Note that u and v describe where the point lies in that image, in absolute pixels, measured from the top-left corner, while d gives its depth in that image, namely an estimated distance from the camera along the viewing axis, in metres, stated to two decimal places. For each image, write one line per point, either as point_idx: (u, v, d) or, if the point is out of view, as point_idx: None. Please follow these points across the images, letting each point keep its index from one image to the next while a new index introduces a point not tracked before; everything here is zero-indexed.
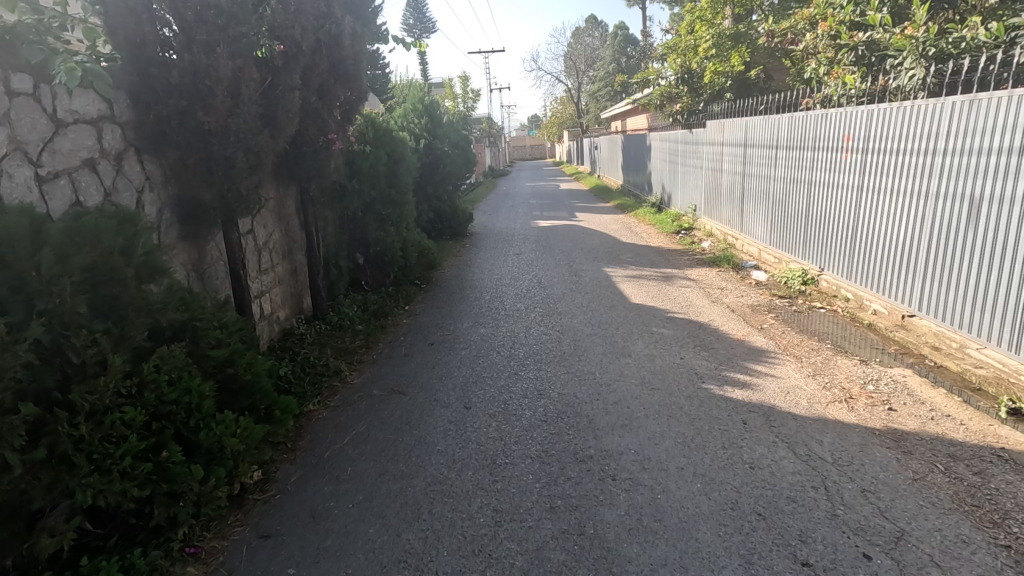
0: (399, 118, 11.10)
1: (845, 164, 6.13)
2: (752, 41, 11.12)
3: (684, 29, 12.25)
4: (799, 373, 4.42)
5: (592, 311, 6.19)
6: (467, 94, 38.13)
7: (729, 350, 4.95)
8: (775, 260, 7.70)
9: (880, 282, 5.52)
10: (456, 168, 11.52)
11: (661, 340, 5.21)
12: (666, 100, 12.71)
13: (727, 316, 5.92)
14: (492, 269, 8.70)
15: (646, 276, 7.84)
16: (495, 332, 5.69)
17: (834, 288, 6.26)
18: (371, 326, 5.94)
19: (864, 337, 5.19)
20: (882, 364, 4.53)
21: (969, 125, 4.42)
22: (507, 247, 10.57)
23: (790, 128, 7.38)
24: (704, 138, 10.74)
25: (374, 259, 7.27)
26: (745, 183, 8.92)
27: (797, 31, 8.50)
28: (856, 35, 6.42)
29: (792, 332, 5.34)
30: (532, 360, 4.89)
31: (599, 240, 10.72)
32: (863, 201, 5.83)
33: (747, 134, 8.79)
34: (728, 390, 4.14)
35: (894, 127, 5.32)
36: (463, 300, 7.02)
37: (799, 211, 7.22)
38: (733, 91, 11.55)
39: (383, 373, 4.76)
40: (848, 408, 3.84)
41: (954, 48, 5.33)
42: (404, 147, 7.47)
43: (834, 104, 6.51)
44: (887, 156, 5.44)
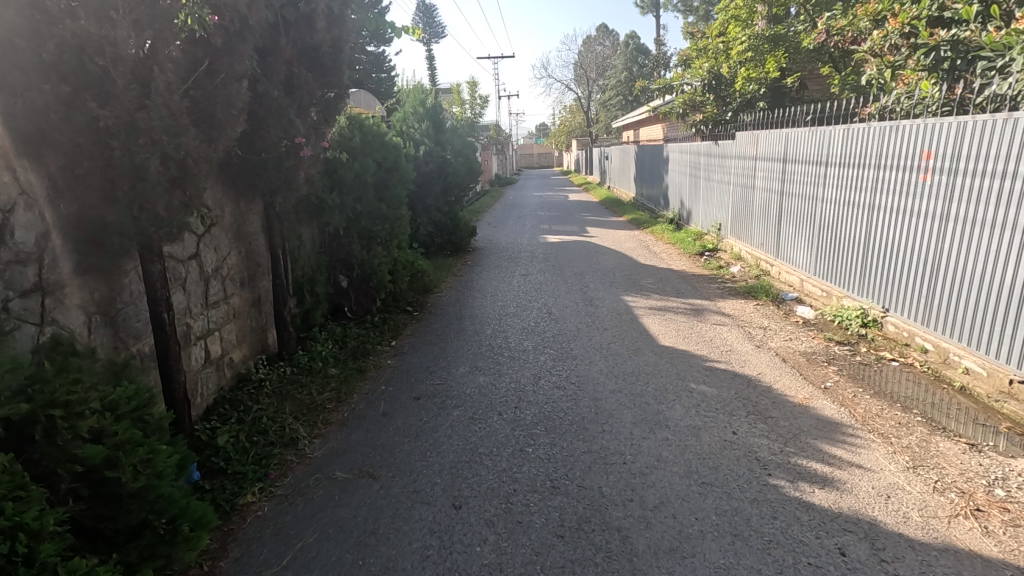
0: (398, 122, 10.21)
1: (923, 187, 5.04)
2: (791, 46, 10.18)
3: (714, 29, 11.46)
4: (894, 464, 3.36)
5: (614, 356, 5.15)
6: (473, 99, 37.13)
7: (794, 420, 3.90)
8: (823, 294, 6.63)
9: (972, 334, 4.47)
10: (460, 178, 10.55)
11: (704, 404, 4.16)
12: (688, 108, 11.75)
13: (779, 368, 4.88)
14: (495, 294, 7.68)
15: (672, 308, 6.80)
16: (496, 382, 4.66)
17: (905, 335, 5.21)
18: (347, 370, 4.92)
19: (960, 406, 4.13)
20: (1000, 453, 3.47)
21: None
22: (512, 267, 9.54)
23: (844, 140, 6.33)
24: (732, 151, 9.72)
25: (359, 283, 6.25)
26: (783, 203, 7.89)
27: (859, 28, 7.50)
28: (937, 32, 5.46)
29: (866, 396, 4.29)
30: (543, 429, 3.85)
31: (615, 261, 9.67)
32: (944, 233, 4.79)
33: (787, 148, 7.76)
34: (805, 491, 3.08)
35: (997, 145, 4.24)
36: (459, 335, 5.99)
37: (854, 239, 6.14)
38: (766, 100, 10.62)
39: (352, 444, 3.73)
40: (980, 529, 2.78)
41: None
42: (397, 155, 6.50)
43: (904, 114, 5.48)
44: (981, 179, 4.40)
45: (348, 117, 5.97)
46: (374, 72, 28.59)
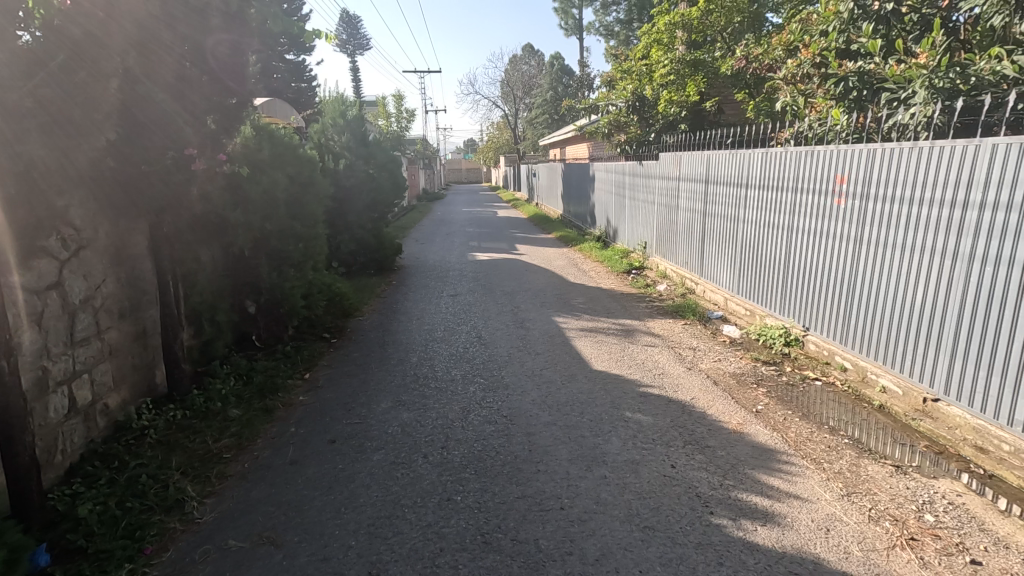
0: (316, 134, 9.65)
1: (839, 211, 5.21)
2: (710, 72, 10.64)
3: (637, 52, 11.89)
4: (830, 492, 3.31)
5: (547, 385, 4.91)
6: (400, 112, 36.43)
7: (731, 450, 3.80)
8: (746, 313, 6.77)
9: (886, 354, 4.63)
10: (384, 194, 10.09)
11: (641, 435, 3.99)
12: (614, 128, 12.04)
13: (711, 391, 4.83)
14: (422, 317, 7.28)
15: (604, 329, 6.70)
16: (422, 419, 4.28)
17: (825, 353, 5.34)
18: (251, 412, 4.35)
19: (880, 425, 4.22)
20: (922, 474, 3.53)
21: (1005, 174, 3.58)
22: (440, 287, 9.15)
23: (763, 164, 6.52)
24: (656, 171, 9.91)
25: (269, 310, 5.67)
26: (707, 223, 8.06)
27: (774, 57, 7.94)
28: (846, 64, 5.79)
29: (794, 419, 4.29)
30: (474, 471, 3.52)
31: (546, 280, 9.54)
32: (859, 256, 4.96)
33: (708, 170, 7.95)
34: (749, 530, 2.94)
35: (904, 172, 4.42)
36: (382, 364, 5.54)
37: (775, 260, 6.30)
38: (688, 123, 10.95)
39: (252, 504, 3.22)
40: (918, 561, 2.74)
41: (965, 83, 4.59)
42: (312, 169, 5.98)
43: (818, 141, 5.71)
44: (891, 205, 4.58)
45: (255, 127, 5.42)
46: (293, 81, 27.39)
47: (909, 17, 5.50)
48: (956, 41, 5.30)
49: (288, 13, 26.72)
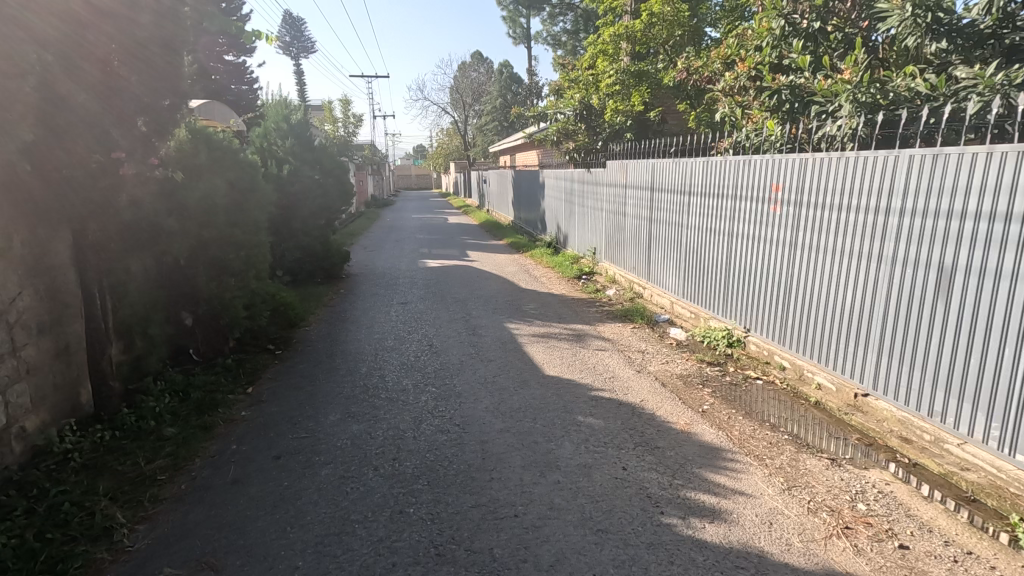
0: (258, 138, 9.31)
1: (776, 217, 5.47)
2: (654, 83, 10.92)
3: (584, 61, 12.33)
4: (772, 487, 3.45)
5: (500, 392, 4.90)
6: (347, 117, 35.71)
7: (679, 450, 3.90)
8: (692, 316, 7.00)
9: (821, 352, 4.88)
10: (331, 200, 9.85)
11: (593, 438, 4.04)
12: (562, 136, 12.19)
13: (660, 393, 4.95)
14: (371, 326, 7.12)
15: (555, 334, 6.77)
16: (373, 430, 4.17)
17: (765, 353, 5.58)
18: (188, 430, 4.13)
19: (816, 421, 4.44)
20: (855, 465, 3.74)
21: (922, 183, 3.86)
22: (391, 295, 8.99)
23: (705, 172, 6.78)
24: (603, 179, 10.12)
25: (208, 321, 5.42)
26: (653, 229, 8.28)
27: (712, 69, 8.31)
28: (778, 78, 6.09)
29: (738, 418, 4.46)
30: (427, 482, 3.46)
31: (498, 287, 9.55)
32: (794, 259, 5.22)
33: (653, 177, 8.19)
34: (697, 527, 3.02)
35: (834, 181, 4.69)
36: (331, 375, 5.37)
37: (717, 264, 6.54)
38: (633, 132, 11.23)
39: (190, 528, 3.04)
40: (853, 548, 2.89)
41: (885, 99, 4.86)
42: (254, 174, 5.76)
43: (755, 151, 5.99)
44: (822, 211, 4.84)
45: (189, 131, 5.15)
46: (233, 83, 26.40)
47: (834, 36, 5.93)
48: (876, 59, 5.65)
49: (227, 13, 25.77)
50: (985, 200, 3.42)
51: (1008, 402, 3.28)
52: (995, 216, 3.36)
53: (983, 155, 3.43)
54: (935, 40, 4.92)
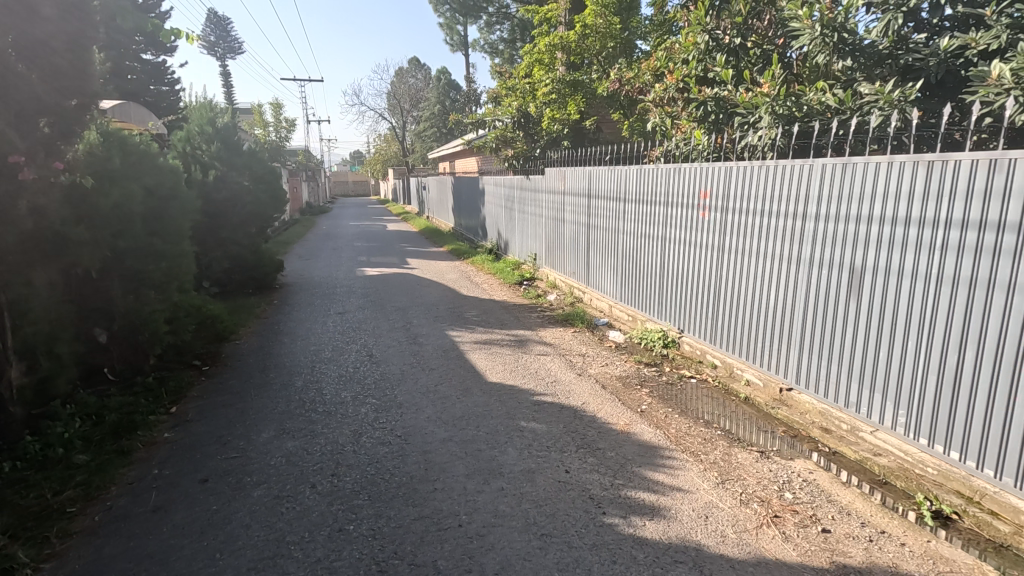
0: (180, 143, 8.76)
1: (705, 223, 5.73)
2: (588, 92, 11.16)
3: (520, 70, 12.49)
4: (707, 481, 3.59)
5: (442, 401, 4.84)
6: (278, 120, 34.39)
7: (620, 450, 3.99)
8: (629, 318, 7.20)
9: (749, 350, 5.14)
10: (262, 208, 9.42)
11: (536, 443, 4.06)
12: (501, 143, 12.38)
13: (600, 395, 5.05)
14: (307, 338, 6.86)
15: (497, 340, 6.77)
16: (310, 446, 4.01)
17: (698, 353, 5.82)
18: (102, 456, 3.81)
19: (746, 416, 4.67)
20: (782, 457, 3.95)
21: (836, 190, 4.13)
22: (328, 305, 8.70)
23: (638, 179, 7.00)
24: (542, 185, 10.26)
25: (124, 338, 5.04)
26: (590, 235, 8.47)
27: (642, 80, 8.62)
28: (704, 90, 6.39)
29: (674, 416, 4.61)
30: (368, 497, 3.36)
31: (439, 294, 9.45)
32: (723, 263, 5.48)
33: (590, 184, 8.37)
34: (637, 525, 3.09)
35: (757, 188, 4.96)
36: (263, 391, 5.12)
37: (652, 268, 6.78)
38: (569, 139, 11.51)
39: (105, 563, 2.80)
40: (781, 535, 3.05)
41: (800, 111, 5.21)
42: (175, 180, 5.43)
43: (684, 159, 6.26)
44: (747, 217, 5.11)
45: (102, 134, 4.79)
46: (152, 83, 24.82)
47: (753, 51, 6.30)
48: (791, 75, 6.05)
49: (144, 9, 24.25)
50: (891, 206, 3.70)
51: (914, 392, 3.56)
52: (900, 220, 3.64)
53: (890, 164, 3.70)
54: (844, 58, 5.31)
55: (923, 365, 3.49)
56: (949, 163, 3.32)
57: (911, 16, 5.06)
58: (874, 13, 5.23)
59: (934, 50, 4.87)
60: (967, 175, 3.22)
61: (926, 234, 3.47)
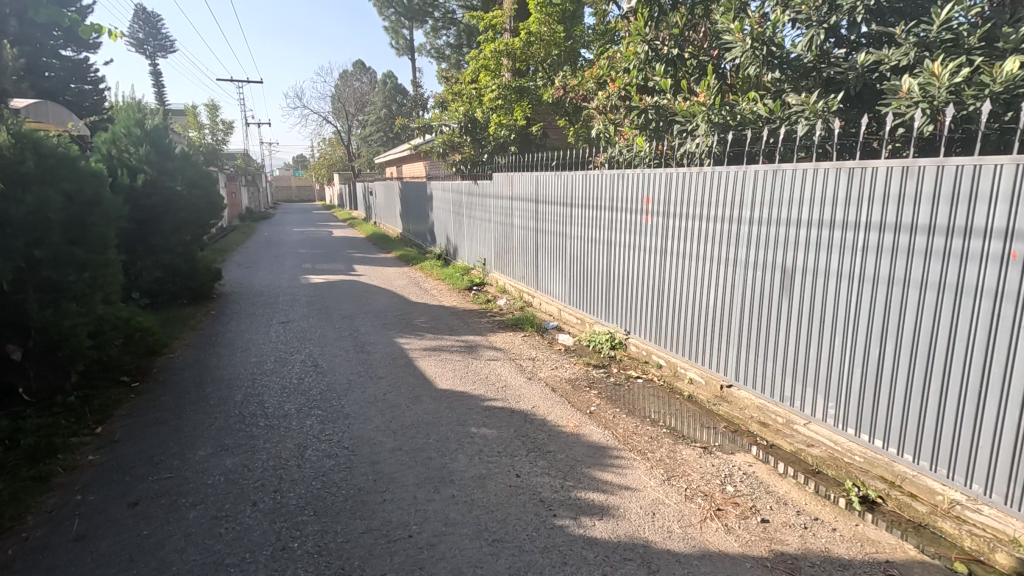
0: (105, 146, 8.23)
1: (648, 227, 5.89)
2: (534, 98, 11.41)
3: (467, 75, 12.52)
4: (654, 478, 3.68)
5: (391, 409, 4.75)
6: (215, 123, 32.95)
7: (570, 452, 4.03)
8: (578, 321, 7.31)
9: (691, 349, 5.31)
10: (197, 214, 8.98)
11: (486, 449, 4.05)
12: (448, 148, 12.38)
13: (550, 398, 5.10)
14: (247, 349, 6.58)
15: (447, 346, 6.72)
16: (251, 463, 3.84)
17: (644, 353, 5.97)
18: (17, 484, 3.52)
19: (690, 413, 4.82)
20: (724, 451, 4.10)
21: (770, 195, 4.33)
22: (270, 314, 8.39)
23: (584, 185, 7.13)
24: (490, 191, 10.29)
25: (41, 354, 4.68)
26: (539, 239, 8.56)
27: (586, 88, 8.82)
28: (645, 98, 6.60)
29: (622, 416, 4.71)
30: (313, 512, 3.25)
31: (387, 301, 9.29)
32: (666, 265, 5.65)
33: (537, 189, 8.47)
34: (587, 525, 3.13)
35: (697, 193, 5.14)
36: (200, 406, 4.87)
37: (598, 272, 6.91)
38: (517, 145, 11.61)
39: None
40: (724, 528, 3.16)
41: (734, 119, 5.47)
42: (99, 185, 5.10)
43: (627, 165, 6.42)
44: (688, 221, 5.29)
45: (12, 135, 4.43)
46: (73, 81, 23.28)
47: (689, 62, 6.54)
48: (725, 85, 6.34)
49: (64, 2, 22.75)
50: (820, 211, 3.91)
51: (844, 386, 3.77)
52: (829, 224, 3.84)
53: (819, 171, 3.90)
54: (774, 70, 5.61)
55: (852, 361, 3.70)
56: (873, 170, 3.53)
57: (831, 32, 5.40)
58: (799, 29, 5.56)
59: (852, 64, 5.19)
60: (888, 181, 3.44)
61: (853, 237, 3.68)
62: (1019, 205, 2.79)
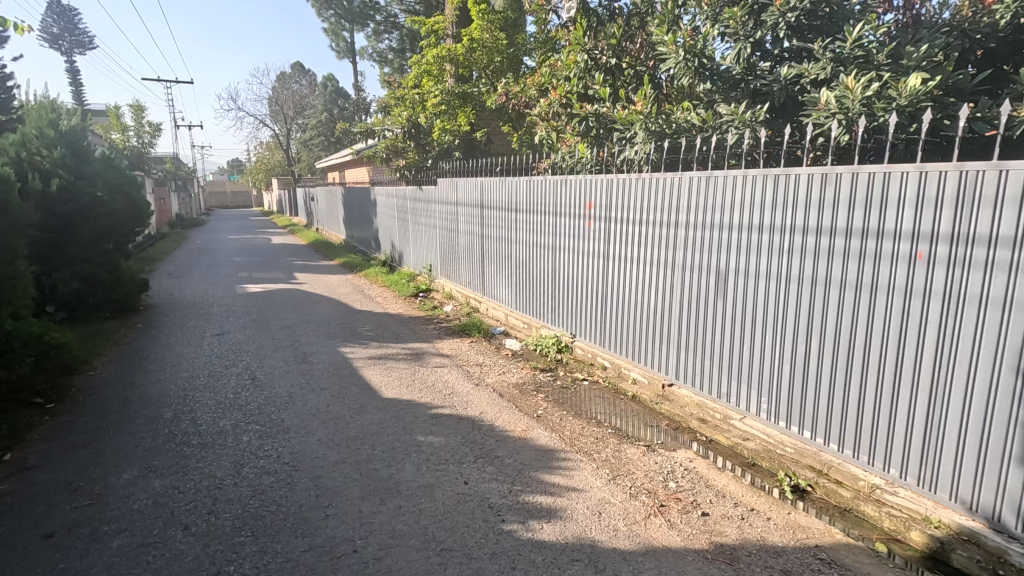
0: (13, 148, 7.59)
1: (592, 232, 6.01)
2: (478, 104, 11.33)
3: (409, 80, 12.39)
4: (600, 479, 3.75)
5: (334, 421, 4.62)
6: (140, 124, 31.10)
7: (517, 456, 4.04)
8: (524, 326, 7.36)
9: (635, 351, 5.44)
10: (120, 222, 8.43)
11: (434, 457, 3.99)
12: (392, 153, 12.21)
13: (497, 403, 5.10)
14: (178, 364, 6.23)
15: (392, 355, 6.60)
16: (182, 484, 3.63)
17: (589, 356, 6.08)
18: None
19: (634, 413, 4.95)
20: (666, 449, 4.23)
21: (706, 201, 4.50)
22: (203, 326, 7.97)
23: (528, 190, 7.19)
24: (435, 196, 10.20)
25: None
26: (484, 245, 8.56)
27: (529, 95, 8.91)
28: (585, 106, 6.75)
29: (569, 418, 4.77)
30: (251, 532, 3.10)
31: (329, 310, 9.03)
32: (609, 269, 5.78)
33: (482, 195, 8.47)
34: (535, 529, 3.14)
35: (638, 198, 5.28)
36: (125, 427, 4.56)
37: (544, 276, 6.99)
38: (460, 150, 11.64)
39: None
40: (667, 523, 3.26)
41: (670, 127, 5.69)
42: (7, 190, 4.70)
43: (570, 171, 6.53)
44: (629, 226, 5.43)
45: None
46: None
47: (627, 72, 6.75)
48: (661, 94, 6.57)
49: None
50: (753, 216, 4.08)
51: (776, 381, 3.95)
52: (761, 228, 4.02)
53: (750, 178, 4.08)
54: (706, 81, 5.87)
55: (784, 358, 3.89)
56: (799, 177, 3.73)
57: (757, 46, 5.69)
58: (728, 42, 5.84)
59: (777, 77, 5.49)
60: (814, 188, 3.63)
61: (783, 240, 3.87)
62: (931, 210, 3.01)
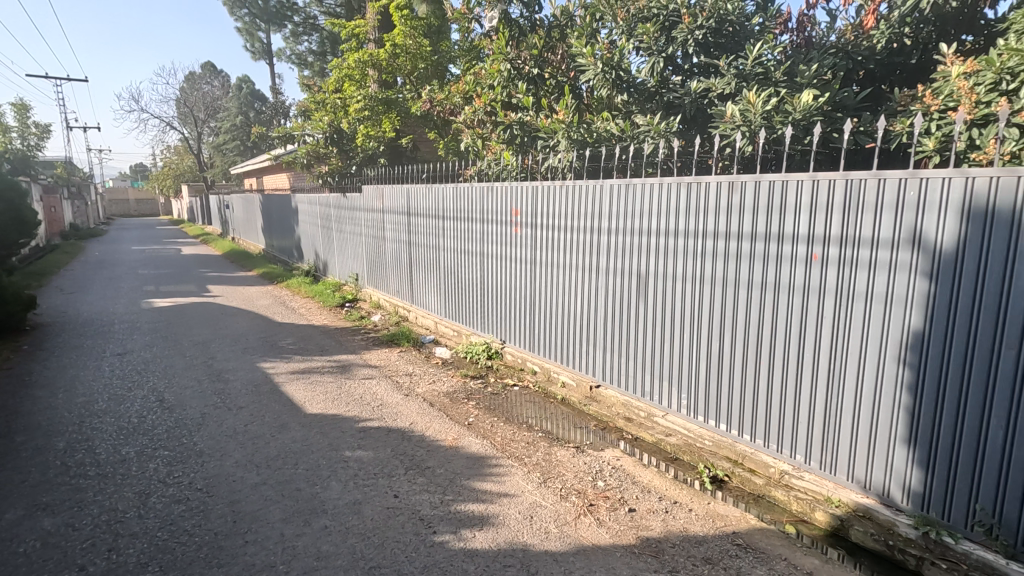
0: None
1: (519, 238, 6.07)
2: (402, 110, 11.24)
3: (330, 84, 12.00)
4: (531, 482, 3.78)
5: (253, 442, 4.37)
6: (25, 125, 28.19)
7: (449, 465, 4.00)
8: (454, 333, 7.31)
9: (563, 354, 5.54)
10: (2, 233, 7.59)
11: (361, 472, 3.87)
12: (313, 159, 11.76)
13: (428, 413, 5.02)
14: (73, 388, 5.66)
15: (317, 368, 6.35)
16: (78, 520, 3.30)
17: (519, 361, 6.13)
18: None
19: (564, 415, 5.04)
20: (594, 449, 4.33)
21: (627, 207, 4.66)
22: (102, 345, 7.30)
23: (455, 197, 7.17)
24: (360, 204, 9.94)
25: None
26: (412, 252, 8.44)
27: (454, 102, 8.91)
28: (509, 114, 6.85)
29: (500, 424, 4.78)
30: (159, 567, 2.86)
31: (248, 324, 8.56)
32: (536, 275, 5.85)
33: (409, 202, 8.36)
34: (467, 538, 3.12)
35: (563, 204, 5.39)
36: (7, 461, 4.08)
37: (472, 283, 6.98)
38: (386, 157, 11.38)
39: None
40: (596, 521, 3.34)
41: (591, 136, 5.90)
42: None
43: (496, 178, 6.59)
44: (555, 232, 5.53)
45: None
46: None
47: (549, 82, 6.92)
48: (582, 104, 6.78)
49: None
50: (671, 221, 4.27)
51: (695, 378, 4.15)
52: (678, 233, 4.21)
53: (667, 185, 4.27)
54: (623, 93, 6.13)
55: (702, 355, 4.09)
56: (711, 184, 3.94)
57: (669, 61, 5.99)
58: (642, 56, 6.13)
59: (687, 90, 5.76)
60: (724, 194, 3.85)
61: (699, 244, 4.06)
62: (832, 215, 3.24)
